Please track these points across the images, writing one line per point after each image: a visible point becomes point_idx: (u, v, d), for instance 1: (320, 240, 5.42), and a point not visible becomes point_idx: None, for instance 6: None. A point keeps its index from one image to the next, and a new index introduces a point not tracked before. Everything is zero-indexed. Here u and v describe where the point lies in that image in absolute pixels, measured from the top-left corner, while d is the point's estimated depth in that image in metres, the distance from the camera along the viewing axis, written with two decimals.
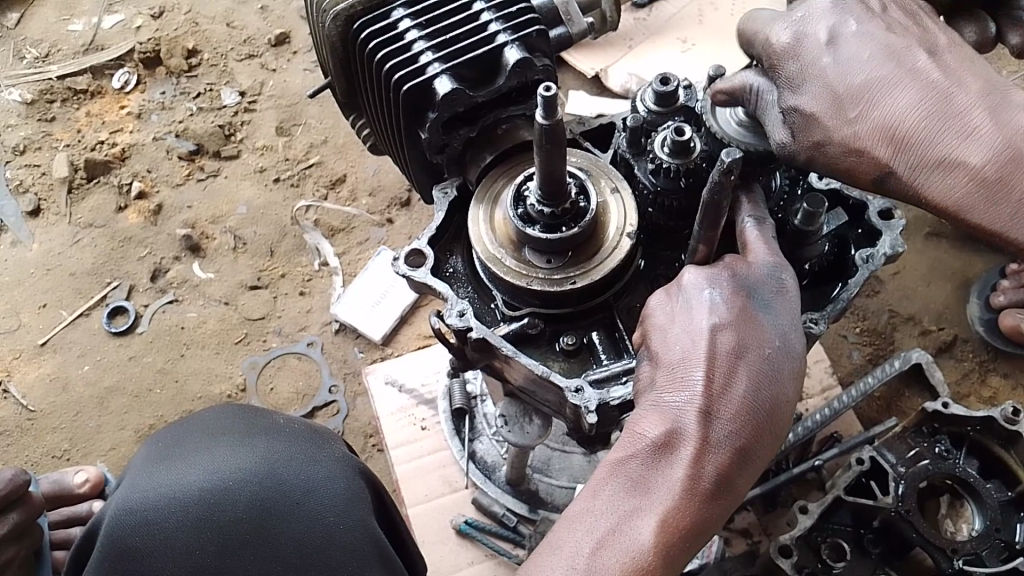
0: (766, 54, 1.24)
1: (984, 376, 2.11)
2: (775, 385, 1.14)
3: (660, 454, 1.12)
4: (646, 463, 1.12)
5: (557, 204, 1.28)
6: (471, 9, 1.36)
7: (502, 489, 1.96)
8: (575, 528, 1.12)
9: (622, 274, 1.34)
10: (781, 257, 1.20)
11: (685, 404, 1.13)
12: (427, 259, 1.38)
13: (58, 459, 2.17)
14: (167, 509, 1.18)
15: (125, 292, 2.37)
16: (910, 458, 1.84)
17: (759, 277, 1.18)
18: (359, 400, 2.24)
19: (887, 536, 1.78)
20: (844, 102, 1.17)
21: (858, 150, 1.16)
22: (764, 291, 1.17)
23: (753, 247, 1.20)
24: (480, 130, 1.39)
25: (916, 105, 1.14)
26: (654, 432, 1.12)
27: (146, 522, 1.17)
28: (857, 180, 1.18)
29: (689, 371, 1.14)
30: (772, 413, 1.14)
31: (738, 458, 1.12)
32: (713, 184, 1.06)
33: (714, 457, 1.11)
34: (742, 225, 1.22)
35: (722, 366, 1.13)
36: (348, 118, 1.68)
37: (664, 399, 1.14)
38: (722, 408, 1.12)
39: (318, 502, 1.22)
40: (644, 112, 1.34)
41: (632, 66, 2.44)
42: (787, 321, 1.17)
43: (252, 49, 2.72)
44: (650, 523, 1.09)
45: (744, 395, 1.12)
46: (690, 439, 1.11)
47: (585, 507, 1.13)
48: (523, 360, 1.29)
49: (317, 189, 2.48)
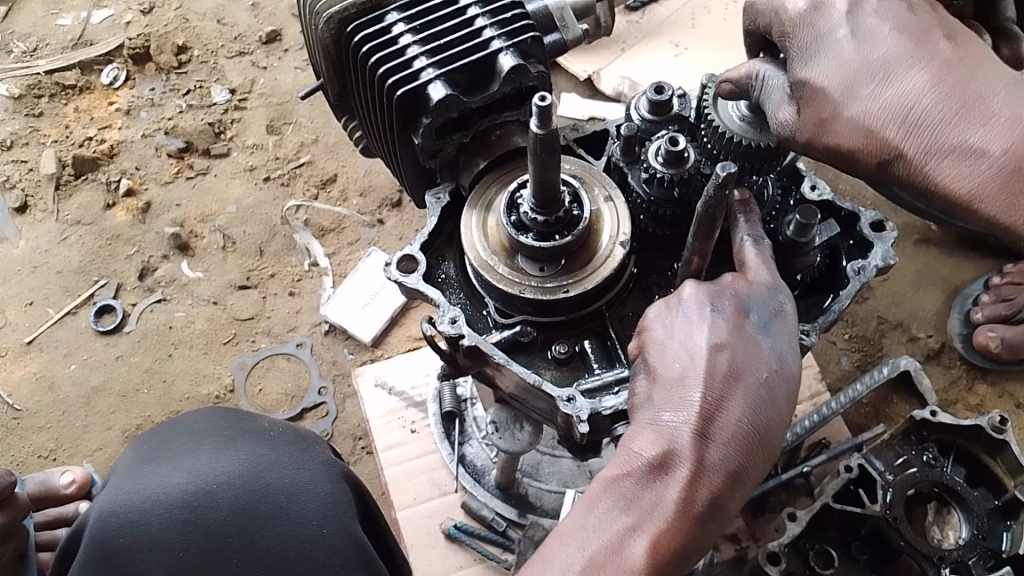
0: (778, 25, 1.27)
1: (971, 383, 2.12)
2: (771, 409, 1.15)
3: (655, 474, 1.11)
4: (641, 482, 1.12)
5: (551, 213, 1.27)
6: (466, 14, 1.36)
7: (491, 493, 1.96)
8: (567, 544, 1.12)
9: (614, 283, 1.34)
10: (779, 277, 1.20)
11: (682, 424, 1.12)
12: (419, 265, 1.38)
13: (44, 460, 2.16)
14: (151, 510, 1.17)
15: (112, 290, 2.35)
16: (898, 465, 1.85)
17: (758, 296, 1.18)
18: (349, 402, 2.23)
19: (876, 542, 1.78)
20: (857, 80, 1.20)
21: (868, 129, 1.18)
22: (764, 311, 1.17)
23: (751, 266, 1.20)
24: (473, 136, 1.39)
25: (930, 87, 1.18)
26: (651, 452, 1.11)
27: (130, 523, 1.16)
28: (864, 161, 1.20)
29: (687, 391, 1.14)
30: (766, 437, 1.15)
31: (731, 482, 1.12)
32: (710, 194, 1.06)
33: (710, 480, 1.11)
34: (740, 244, 1.21)
35: (719, 388, 1.13)
36: (341, 120, 1.67)
37: (662, 418, 1.14)
38: (719, 431, 1.12)
39: (303, 507, 1.20)
40: (638, 120, 1.34)
41: (625, 69, 2.44)
42: (785, 343, 1.17)
43: (243, 46, 2.70)
44: (642, 543, 1.09)
45: (741, 418, 1.12)
46: (687, 461, 1.11)
47: (578, 523, 1.13)
48: (515, 368, 1.29)
49: (308, 189, 2.47)
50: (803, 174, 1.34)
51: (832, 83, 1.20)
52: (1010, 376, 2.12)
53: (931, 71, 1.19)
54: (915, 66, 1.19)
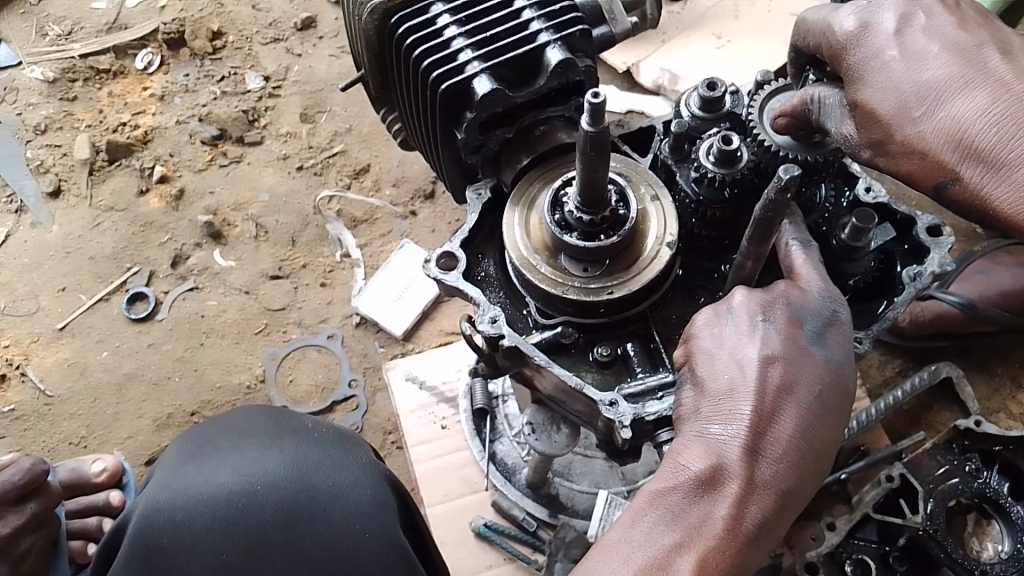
0: (827, 44, 1.24)
1: (1018, 392, 2.06)
2: (823, 425, 1.11)
3: (704, 489, 1.08)
4: (689, 496, 1.09)
5: (596, 212, 1.24)
6: (513, 6, 1.32)
7: (522, 492, 1.93)
8: (611, 559, 1.08)
9: (660, 285, 1.30)
10: (834, 286, 1.16)
11: (732, 437, 1.09)
12: (459, 262, 1.35)
13: (74, 446, 2.16)
14: (195, 508, 1.15)
15: (144, 277, 2.34)
16: (939, 476, 1.80)
17: (810, 306, 1.14)
18: (379, 395, 2.21)
19: (914, 554, 1.74)
20: (907, 101, 1.15)
21: (921, 152, 1.15)
22: (816, 322, 1.13)
23: (801, 272, 1.17)
24: (518, 131, 1.35)
25: (986, 105, 1.12)
26: (700, 465, 1.08)
27: (173, 521, 1.14)
28: (919, 184, 1.17)
29: (737, 403, 1.10)
30: (818, 454, 1.11)
31: (783, 500, 1.09)
32: (771, 198, 1.02)
33: (760, 497, 1.08)
34: (788, 248, 1.18)
35: (771, 401, 1.10)
36: (379, 112, 1.63)
37: (710, 430, 1.10)
38: (771, 447, 1.09)
39: (346, 508, 1.19)
40: (688, 117, 1.30)
41: (665, 61, 2.39)
42: (839, 357, 1.13)
43: (278, 33, 2.68)
44: (691, 560, 1.05)
45: (793, 433, 1.09)
46: (737, 477, 1.07)
47: (622, 536, 1.10)
48: (556, 370, 1.26)
49: (341, 178, 2.45)
50: (859, 175, 1.29)
51: (880, 105, 1.16)
52: None
53: (988, 89, 1.13)
54: (968, 85, 1.14)
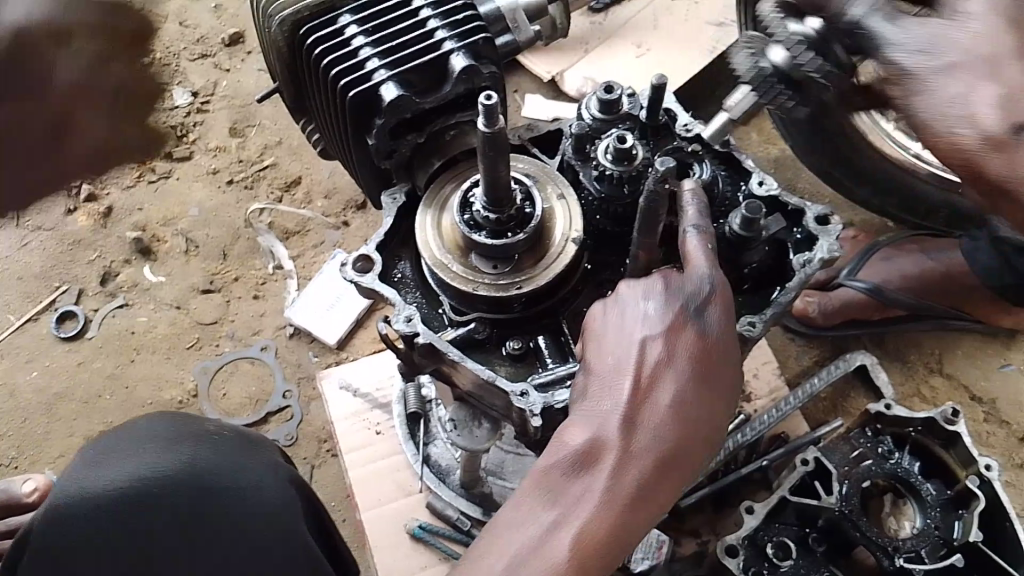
0: None
1: (927, 378, 2.17)
2: (701, 395, 1.17)
3: (585, 461, 1.13)
4: (572, 470, 1.14)
5: (503, 210, 1.29)
6: (418, 16, 1.37)
7: (455, 492, 1.95)
8: (500, 536, 1.13)
9: (568, 280, 1.36)
10: (718, 268, 1.22)
11: (612, 411, 1.15)
12: (375, 264, 1.39)
13: (6, 467, 2.15)
14: (98, 512, 1.10)
15: (74, 296, 2.32)
16: (853, 458, 1.88)
17: (692, 287, 1.19)
18: (313, 404, 2.22)
19: (832, 534, 1.82)
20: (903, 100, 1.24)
21: None
22: (694, 300, 1.19)
23: (692, 257, 1.21)
24: (428, 136, 1.40)
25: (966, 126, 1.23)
26: (581, 439, 1.14)
27: (77, 527, 1.10)
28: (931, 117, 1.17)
29: (618, 379, 1.17)
30: (699, 422, 1.17)
31: (662, 466, 1.14)
32: (649, 191, 1.08)
33: (638, 464, 1.13)
34: (684, 234, 1.22)
35: (648, 375, 1.16)
36: (299, 123, 1.67)
37: (593, 407, 1.17)
38: (648, 416, 1.15)
39: (256, 511, 1.19)
40: (589, 120, 1.36)
41: (587, 70, 2.46)
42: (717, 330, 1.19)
43: (206, 48, 2.68)
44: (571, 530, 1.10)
45: (670, 402, 1.15)
46: (615, 446, 1.13)
47: (511, 515, 1.14)
48: (470, 365, 1.31)
49: (272, 191, 2.46)
50: (753, 171, 1.38)
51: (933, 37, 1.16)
52: (964, 370, 2.18)
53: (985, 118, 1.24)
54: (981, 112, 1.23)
